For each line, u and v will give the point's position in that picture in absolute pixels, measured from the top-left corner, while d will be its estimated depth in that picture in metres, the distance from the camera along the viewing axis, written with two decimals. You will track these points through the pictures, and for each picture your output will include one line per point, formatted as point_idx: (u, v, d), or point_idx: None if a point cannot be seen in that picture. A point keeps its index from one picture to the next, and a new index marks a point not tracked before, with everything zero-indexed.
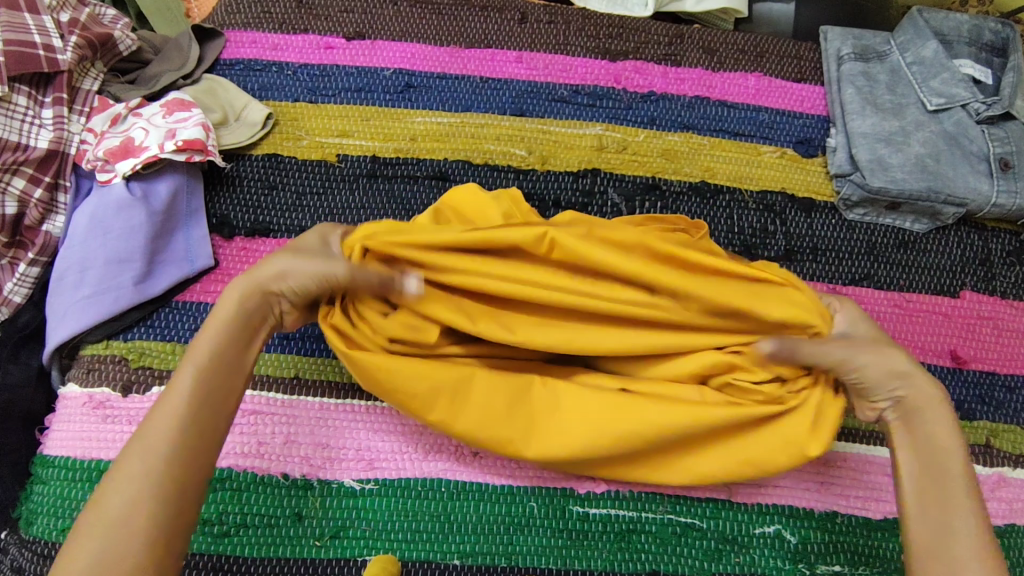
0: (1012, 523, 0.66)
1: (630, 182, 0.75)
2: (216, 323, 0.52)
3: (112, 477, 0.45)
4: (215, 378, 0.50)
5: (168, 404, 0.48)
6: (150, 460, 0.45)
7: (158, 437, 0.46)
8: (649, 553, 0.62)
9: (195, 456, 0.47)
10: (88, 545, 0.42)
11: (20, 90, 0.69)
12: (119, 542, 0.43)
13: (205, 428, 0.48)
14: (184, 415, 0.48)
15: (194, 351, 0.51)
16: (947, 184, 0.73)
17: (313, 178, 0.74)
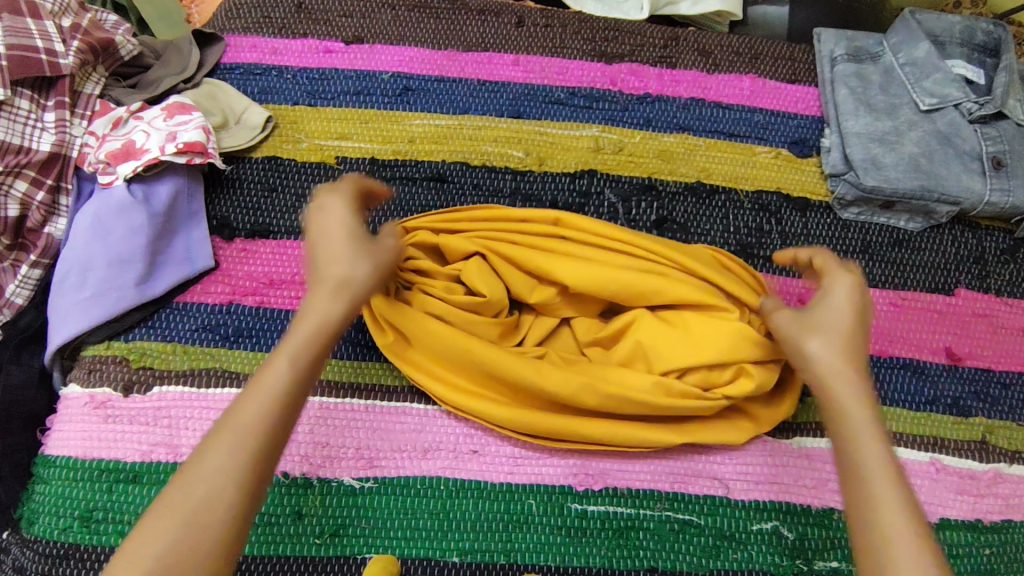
0: (1010, 519, 0.66)
1: (626, 182, 0.76)
2: (311, 314, 0.50)
3: (195, 455, 0.43)
4: (307, 367, 0.48)
5: (258, 391, 0.45)
6: (244, 443, 0.43)
7: (251, 425, 0.44)
8: (648, 549, 0.62)
9: (272, 448, 0.45)
10: (166, 526, 0.41)
11: (23, 94, 0.70)
12: (196, 529, 0.41)
13: (281, 419, 0.45)
14: (275, 404, 0.45)
15: (292, 340, 0.48)
16: (940, 183, 0.73)
17: (312, 180, 0.74)
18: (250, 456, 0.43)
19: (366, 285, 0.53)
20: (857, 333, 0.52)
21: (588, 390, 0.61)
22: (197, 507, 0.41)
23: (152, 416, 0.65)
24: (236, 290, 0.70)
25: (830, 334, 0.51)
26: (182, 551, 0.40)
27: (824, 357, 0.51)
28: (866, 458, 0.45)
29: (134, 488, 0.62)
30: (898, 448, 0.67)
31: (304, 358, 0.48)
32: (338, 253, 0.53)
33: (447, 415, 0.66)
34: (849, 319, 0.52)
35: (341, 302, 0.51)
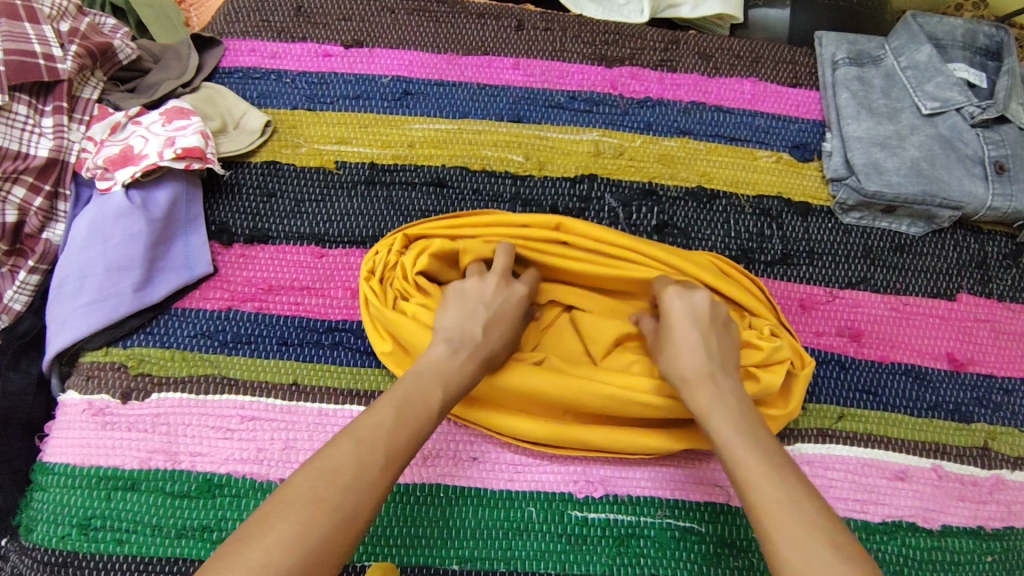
0: (1012, 525, 0.66)
1: (627, 187, 0.76)
2: (457, 363, 0.56)
3: (352, 444, 0.48)
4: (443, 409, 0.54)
5: (411, 415, 0.51)
6: (391, 466, 0.48)
7: (399, 443, 0.49)
8: (648, 557, 0.62)
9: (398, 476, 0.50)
10: (318, 514, 0.43)
11: (21, 99, 0.69)
12: (343, 529, 0.44)
13: (414, 453, 0.51)
14: (415, 431, 0.51)
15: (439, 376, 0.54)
16: (943, 187, 0.73)
17: (312, 185, 0.74)
18: (390, 479, 0.48)
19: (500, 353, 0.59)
20: (700, 347, 0.57)
21: (590, 394, 0.61)
22: (348, 509, 0.45)
23: (151, 423, 0.64)
24: (235, 295, 0.69)
25: (670, 353, 0.58)
26: (331, 544, 0.43)
27: (691, 376, 0.56)
28: (744, 460, 0.50)
29: (132, 496, 0.62)
30: (900, 454, 0.67)
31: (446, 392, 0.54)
32: (496, 324, 0.59)
33: (446, 421, 0.65)
34: (695, 336, 0.58)
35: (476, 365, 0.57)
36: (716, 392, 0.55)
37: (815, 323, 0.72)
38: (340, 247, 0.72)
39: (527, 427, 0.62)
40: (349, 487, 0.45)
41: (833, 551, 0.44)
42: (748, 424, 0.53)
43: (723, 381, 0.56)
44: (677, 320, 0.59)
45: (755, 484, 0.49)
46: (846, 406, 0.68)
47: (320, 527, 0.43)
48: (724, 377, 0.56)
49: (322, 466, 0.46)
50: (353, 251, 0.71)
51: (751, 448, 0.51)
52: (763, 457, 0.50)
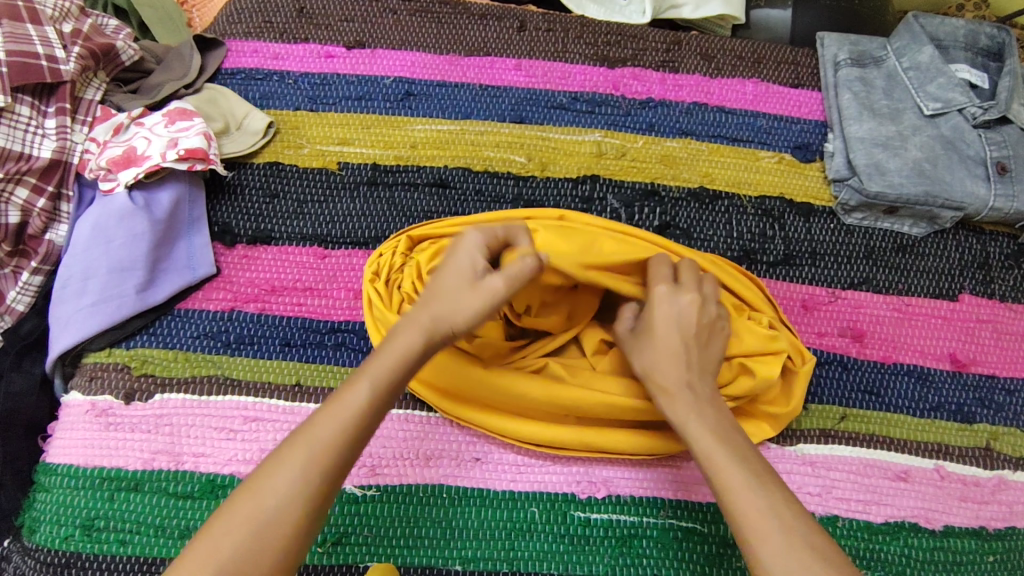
0: (1013, 526, 0.66)
1: (629, 188, 0.76)
2: (393, 348, 0.52)
3: (281, 453, 0.48)
4: (384, 394, 0.51)
5: (338, 414, 0.49)
6: (314, 466, 0.47)
7: (322, 445, 0.48)
8: (651, 558, 0.62)
9: (337, 474, 0.49)
10: (236, 529, 0.45)
11: (23, 101, 0.70)
12: (265, 536, 0.45)
13: (351, 449, 0.49)
14: (345, 428, 0.49)
15: (373, 366, 0.51)
16: (945, 188, 0.73)
17: (315, 186, 0.74)
18: (317, 480, 0.47)
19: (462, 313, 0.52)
20: (681, 353, 0.58)
21: (593, 399, 0.61)
22: (266, 517, 0.46)
23: (153, 424, 0.64)
24: (238, 296, 0.69)
25: (650, 362, 0.58)
26: (250, 554, 0.45)
27: (669, 387, 0.57)
28: (721, 466, 0.52)
29: (135, 497, 0.62)
30: (902, 455, 0.67)
31: (384, 379, 0.51)
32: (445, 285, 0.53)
33: (449, 422, 0.66)
34: (678, 343, 0.58)
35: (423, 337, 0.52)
36: (691, 400, 0.56)
37: (817, 324, 0.72)
38: (342, 248, 0.72)
39: (530, 431, 0.63)
40: (266, 497, 0.46)
41: (812, 555, 0.47)
42: (723, 430, 0.55)
43: (699, 389, 0.57)
44: (658, 326, 0.58)
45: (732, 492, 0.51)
46: (848, 406, 0.68)
47: (237, 540, 0.45)
48: (700, 383, 0.57)
49: (250, 480, 0.48)
50: (355, 252, 0.72)
51: (726, 454, 0.53)
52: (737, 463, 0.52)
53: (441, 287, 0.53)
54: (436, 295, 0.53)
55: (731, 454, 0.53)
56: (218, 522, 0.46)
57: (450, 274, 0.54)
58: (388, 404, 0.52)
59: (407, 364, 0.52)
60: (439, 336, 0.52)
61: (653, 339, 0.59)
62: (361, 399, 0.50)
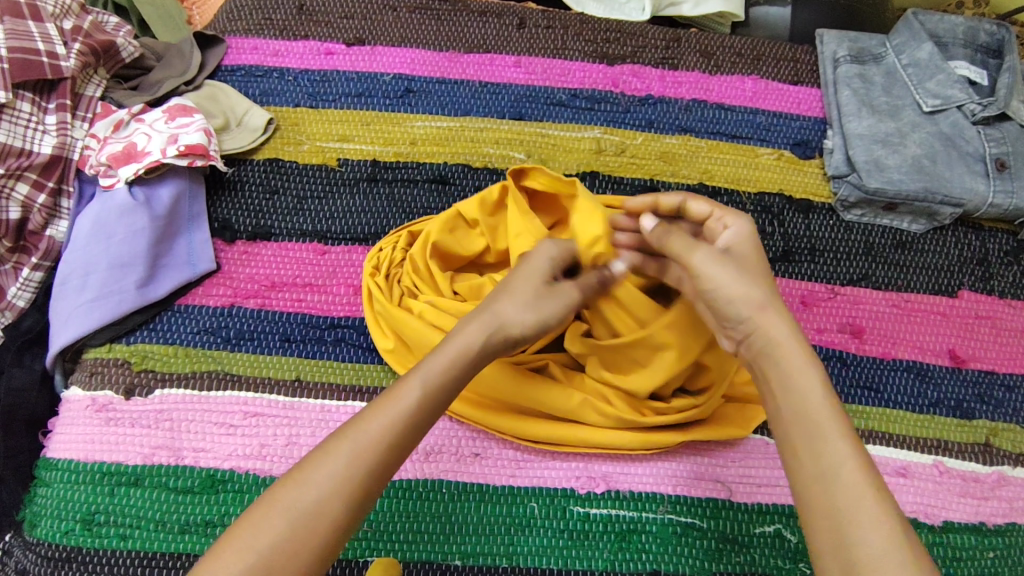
0: (1013, 522, 0.66)
1: (628, 184, 0.76)
2: (448, 351, 0.50)
3: (326, 445, 0.46)
4: (437, 396, 0.49)
5: (390, 408, 0.47)
6: (361, 459, 0.45)
7: (372, 438, 0.46)
8: (650, 553, 0.62)
9: (380, 473, 0.46)
10: (281, 521, 0.43)
11: (24, 97, 0.70)
12: (304, 530, 0.43)
13: (401, 448, 0.47)
14: (397, 424, 0.47)
15: (428, 365, 0.49)
16: (944, 184, 0.73)
17: (314, 182, 0.74)
18: (362, 477, 0.45)
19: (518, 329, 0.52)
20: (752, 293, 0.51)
21: (589, 407, 0.62)
22: (308, 510, 0.43)
23: (154, 419, 0.64)
24: (238, 292, 0.70)
25: (735, 282, 0.51)
26: (287, 546, 0.42)
27: (760, 323, 0.50)
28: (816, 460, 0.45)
29: (135, 492, 0.62)
30: (901, 450, 0.67)
31: (439, 378, 0.49)
32: (514, 292, 0.53)
33: (448, 418, 0.66)
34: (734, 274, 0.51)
35: (483, 335, 0.51)
36: (798, 351, 0.49)
37: (817, 320, 0.72)
38: (343, 245, 0.72)
39: (525, 429, 0.63)
40: (310, 488, 0.44)
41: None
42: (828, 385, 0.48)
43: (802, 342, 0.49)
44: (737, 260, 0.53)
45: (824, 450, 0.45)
46: (848, 403, 0.69)
47: (276, 528, 0.42)
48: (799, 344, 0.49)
49: (291, 471, 0.45)
50: (355, 248, 0.72)
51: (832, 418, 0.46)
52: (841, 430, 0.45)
53: (510, 289, 0.53)
54: (505, 291, 0.53)
55: (842, 426, 0.45)
56: (256, 514, 0.43)
57: (521, 279, 0.53)
58: (437, 409, 0.49)
59: (459, 368, 0.50)
60: (495, 339, 0.51)
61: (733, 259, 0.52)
62: (409, 400, 0.48)
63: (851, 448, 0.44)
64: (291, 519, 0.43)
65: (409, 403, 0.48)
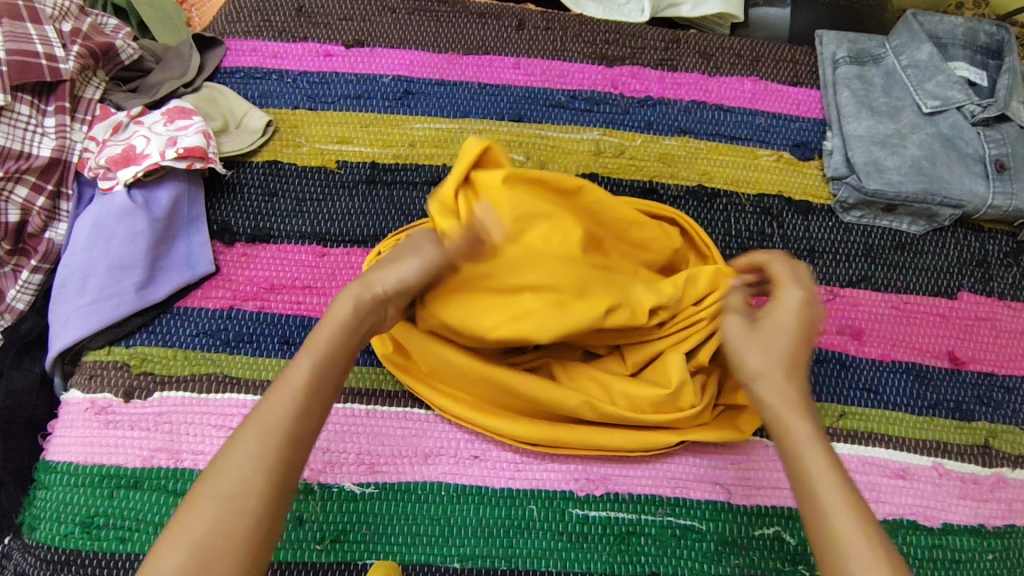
0: (1012, 524, 0.66)
1: (627, 186, 0.76)
2: (333, 317, 0.50)
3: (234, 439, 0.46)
4: (330, 362, 0.49)
5: (287, 386, 0.47)
6: (267, 442, 0.45)
7: (275, 419, 0.46)
8: (648, 555, 0.62)
9: (296, 450, 0.46)
10: (205, 516, 0.43)
11: (23, 99, 0.70)
12: (233, 516, 0.43)
13: (311, 421, 0.47)
14: (297, 399, 0.47)
15: (316, 337, 0.50)
16: (943, 185, 0.73)
17: (313, 184, 0.74)
18: (275, 456, 0.45)
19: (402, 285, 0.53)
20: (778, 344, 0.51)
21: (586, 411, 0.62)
22: (228, 500, 0.43)
23: (153, 422, 0.64)
24: (237, 294, 0.70)
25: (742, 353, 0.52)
26: (218, 537, 0.42)
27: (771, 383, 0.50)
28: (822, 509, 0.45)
29: (134, 494, 0.62)
30: (901, 453, 0.67)
31: (330, 346, 0.49)
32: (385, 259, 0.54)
33: (447, 420, 0.66)
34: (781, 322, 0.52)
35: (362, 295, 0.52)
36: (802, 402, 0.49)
37: None
38: (342, 246, 0.72)
39: (523, 430, 0.63)
40: (226, 478, 0.44)
41: None
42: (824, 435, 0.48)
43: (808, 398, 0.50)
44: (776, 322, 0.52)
45: (822, 495, 0.45)
46: (847, 404, 0.69)
47: (205, 522, 0.42)
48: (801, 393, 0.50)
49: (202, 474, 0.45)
50: (354, 249, 0.72)
51: (827, 463, 0.46)
52: (839, 477, 0.46)
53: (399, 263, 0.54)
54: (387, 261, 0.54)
55: (836, 476, 0.45)
56: (179, 519, 0.43)
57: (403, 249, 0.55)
58: (335, 373, 0.50)
59: (351, 330, 0.50)
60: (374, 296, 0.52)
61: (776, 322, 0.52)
62: (302, 372, 0.48)
63: (841, 497, 0.45)
64: (213, 513, 0.43)
65: (303, 375, 0.48)
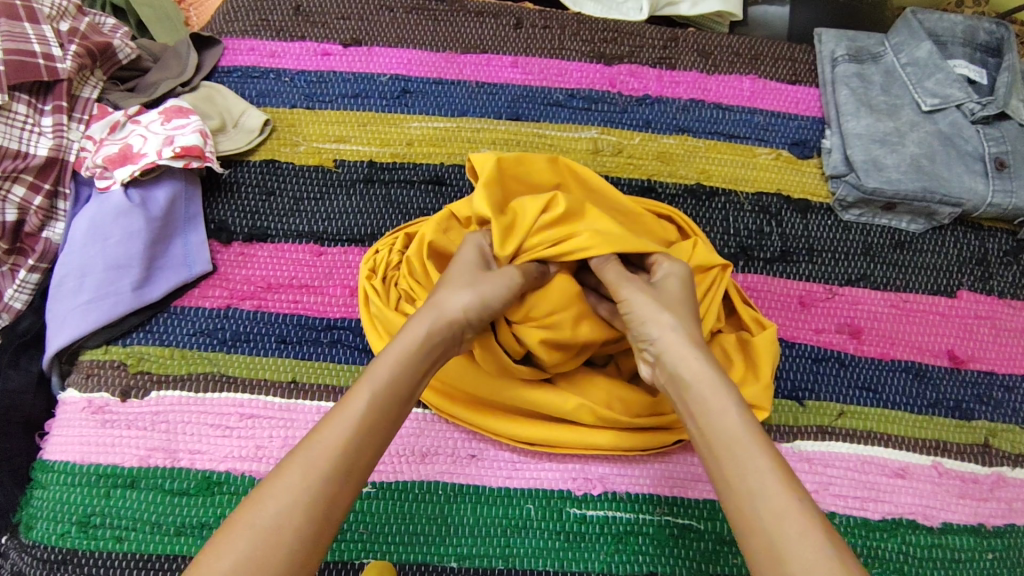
0: (1012, 523, 0.65)
1: (625, 185, 0.76)
2: (398, 347, 0.52)
3: (282, 464, 0.46)
4: (386, 400, 0.49)
5: (343, 416, 0.48)
6: (315, 472, 0.45)
7: (325, 452, 0.46)
8: (647, 554, 0.61)
9: (347, 488, 0.46)
10: (245, 541, 0.42)
11: (20, 99, 0.70)
12: (268, 544, 0.42)
13: (361, 456, 0.47)
14: (348, 434, 0.47)
15: (374, 371, 0.50)
16: (942, 184, 0.73)
17: (310, 183, 0.74)
18: (319, 490, 0.44)
19: (465, 319, 0.54)
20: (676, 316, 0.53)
21: (584, 411, 0.61)
22: (265, 529, 0.42)
23: (150, 421, 0.64)
24: (234, 294, 0.70)
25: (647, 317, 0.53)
26: (250, 565, 0.41)
27: (681, 349, 0.51)
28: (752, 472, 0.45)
29: (131, 493, 0.62)
30: (900, 452, 0.67)
31: (388, 385, 0.50)
32: (453, 280, 0.56)
33: (444, 420, 0.66)
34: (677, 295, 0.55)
35: (425, 322, 0.53)
36: (716, 380, 0.49)
37: (815, 320, 0.71)
38: (340, 245, 0.72)
39: (519, 429, 0.63)
40: (267, 505, 0.43)
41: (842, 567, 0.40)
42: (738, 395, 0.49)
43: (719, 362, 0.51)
44: (647, 309, 0.54)
45: (745, 458, 0.46)
46: (846, 403, 0.68)
47: (238, 550, 0.41)
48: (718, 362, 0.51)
49: (248, 497, 0.45)
50: (352, 249, 0.72)
51: (745, 419, 0.47)
52: (761, 443, 0.46)
53: (463, 285, 0.55)
54: (444, 285, 0.55)
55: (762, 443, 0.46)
56: (215, 541, 0.42)
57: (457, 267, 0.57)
58: (390, 416, 0.50)
59: (410, 365, 0.51)
60: (437, 327, 0.53)
61: (659, 295, 0.55)
62: (359, 406, 0.48)
63: (769, 461, 0.45)
64: (250, 540, 0.42)
65: (360, 410, 0.48)
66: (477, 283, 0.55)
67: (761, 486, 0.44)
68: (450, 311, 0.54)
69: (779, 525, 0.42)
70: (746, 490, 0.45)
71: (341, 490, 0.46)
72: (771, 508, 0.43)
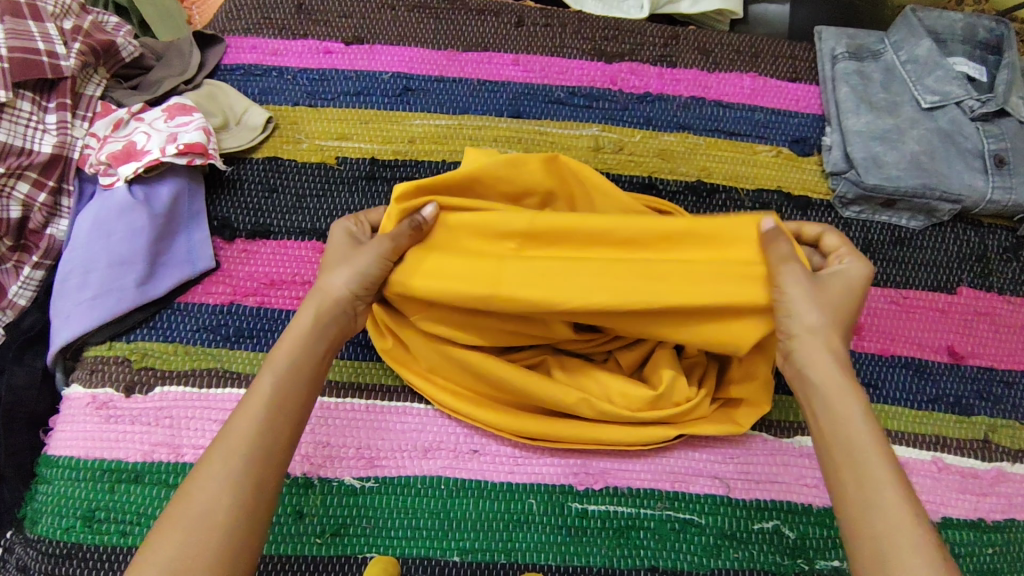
0: (1012, 517, 0.65)
1: (626, 181, 0.76)
2: (294, 331, 0.54)
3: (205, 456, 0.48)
4: (293, 377, 0.52)
5: (255, 401, 0.50)
6: (235, 452, 0.47)
7: (240, 434, 0.48)
8: (648, 548, 0.62)
9: (272, 457, 0.48)
10: (176, 529, 0.44)
11: (24, 96, 0.70)
12: (203, 525, 0.44)
13: (280, 430, 0.50)
14: (263, 414, 0.50)
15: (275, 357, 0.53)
16: (942, 180, 0.73)
17: (312, 179, 0.74)
18: (242, 466, 0.47)
19: (346, 298, 0.56)
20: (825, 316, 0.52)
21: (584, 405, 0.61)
22: (196, 513, 0.45)
23: (154, 416, 0.65)
24: (237, 290, 0.70)
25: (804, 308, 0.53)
26: (189, 546, 0.43)
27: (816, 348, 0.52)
28: (872, 484, 0.46)
29: (135, 488, 0.62)
30: (900, 447, 0.67)
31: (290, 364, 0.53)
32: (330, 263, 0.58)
33: (446, 416, 0.66)
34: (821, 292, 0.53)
35: (311, 307, 0.56)
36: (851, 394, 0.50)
37: None
38: None
39: (518, 423, 0.63)
40: (196, 495, 0.45)
41: None
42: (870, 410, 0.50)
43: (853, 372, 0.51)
44: (799, 303, 0.53)
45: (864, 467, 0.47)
46: None
47: (177, 536, 0.44)
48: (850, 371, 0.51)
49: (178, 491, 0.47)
50: None
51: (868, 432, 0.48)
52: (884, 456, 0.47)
53: (333, 268, 0.57)
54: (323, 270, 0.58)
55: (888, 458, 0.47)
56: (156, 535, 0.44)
57: (332, 251, 0.59)
58: (301, 391, 0.52)
59: (308, 342, 0.54)
60: (324, 308, 0.56)
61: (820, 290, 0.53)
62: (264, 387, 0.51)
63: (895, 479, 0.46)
64: (187, 525, 0.44)
65: (268, 388, 0.51)
66: (353, 259, 0.57)
67: (880, 498, 0.45)
68: (333, 291, 0.56)
69: (886, 539, 0.44)
70: (861, 500, 0.46)
71: (265, 462, 0.48)
72: (884, 520, 0.44)
